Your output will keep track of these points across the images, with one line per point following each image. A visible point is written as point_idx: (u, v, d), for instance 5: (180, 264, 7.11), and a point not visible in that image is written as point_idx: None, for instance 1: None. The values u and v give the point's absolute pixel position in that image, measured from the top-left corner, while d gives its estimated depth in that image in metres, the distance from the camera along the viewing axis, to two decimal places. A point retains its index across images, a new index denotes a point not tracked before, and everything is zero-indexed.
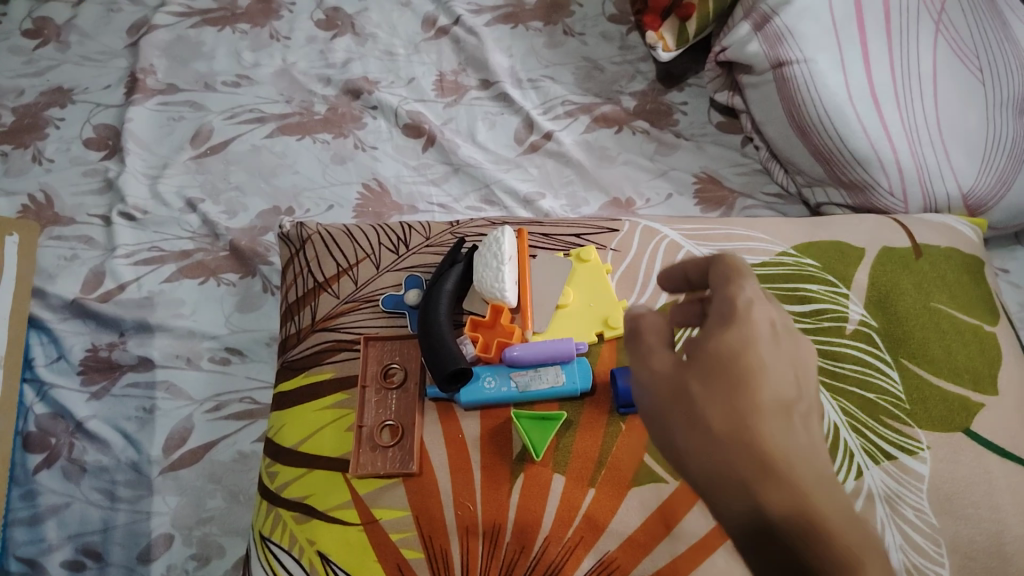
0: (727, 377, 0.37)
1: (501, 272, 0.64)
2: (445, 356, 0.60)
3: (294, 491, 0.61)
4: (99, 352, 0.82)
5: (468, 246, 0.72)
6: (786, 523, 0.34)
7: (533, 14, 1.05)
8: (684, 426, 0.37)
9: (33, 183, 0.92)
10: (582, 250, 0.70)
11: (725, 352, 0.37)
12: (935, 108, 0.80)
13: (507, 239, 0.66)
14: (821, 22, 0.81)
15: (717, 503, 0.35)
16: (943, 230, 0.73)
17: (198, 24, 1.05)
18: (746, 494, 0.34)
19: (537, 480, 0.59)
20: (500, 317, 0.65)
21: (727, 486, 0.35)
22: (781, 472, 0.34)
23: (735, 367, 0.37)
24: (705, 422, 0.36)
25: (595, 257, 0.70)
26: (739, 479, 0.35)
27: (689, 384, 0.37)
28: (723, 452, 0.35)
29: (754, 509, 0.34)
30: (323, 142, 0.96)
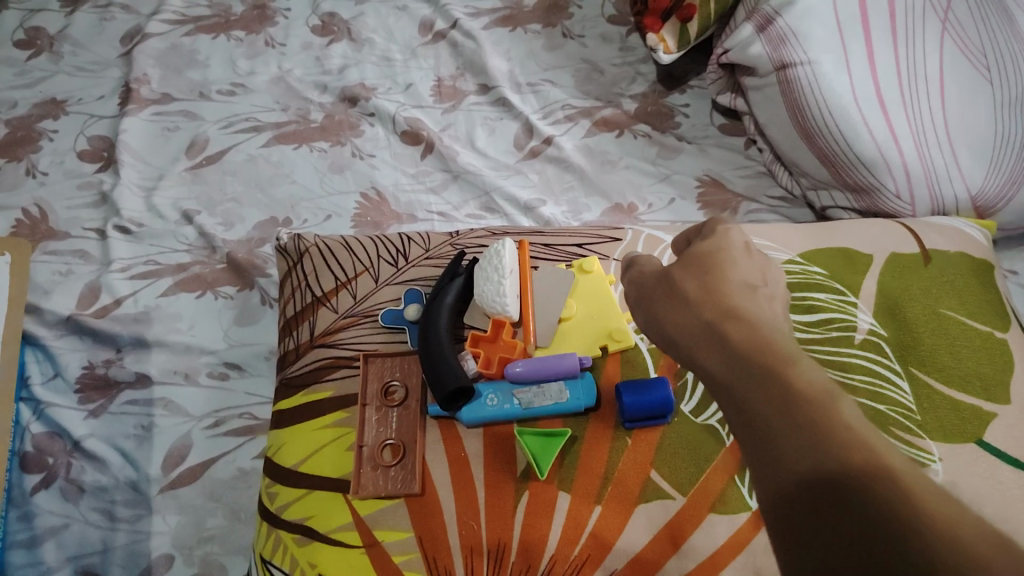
0: (695, 264, 0.51)
1: (502, 286, 0.63)
2: (446, 375, 0.59)
3: (295, 512, 0.60)
4: (96, 369, 0.81)
5: (468, 259, 0.70)
6: (740, 342, 0.44)
7: (532, 16, 1.04)
8: (663, 297, 0.50)
9: (27, 197, 0.91)
10: (585, 261, 0.69)
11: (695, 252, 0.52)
12: (941, 109, 0.79)
13: (508, 251, 0.65)
14: (825, 24, 0.80)
15: (685, 343, 0.47)
16: (953, 235, 0.71)
17: (192, 32, 1.04)
18: (708, 331, 0.46)
19: (542, 499, 0.58)
20: (502, 331, 0.63)
21: (693, 329, 0.47)
22: (735, 316, 0.46)
23: (710, 260, 0.51)
24: (679, 290, 0.50)
25: (598, 268, 0.69)
26: (702, 319, 0.47)
27: (674, 274, 0.51)
28: (690, 309, 0.48)
29: (713, 340, 0.45)
30: (320, 150, 0.95)
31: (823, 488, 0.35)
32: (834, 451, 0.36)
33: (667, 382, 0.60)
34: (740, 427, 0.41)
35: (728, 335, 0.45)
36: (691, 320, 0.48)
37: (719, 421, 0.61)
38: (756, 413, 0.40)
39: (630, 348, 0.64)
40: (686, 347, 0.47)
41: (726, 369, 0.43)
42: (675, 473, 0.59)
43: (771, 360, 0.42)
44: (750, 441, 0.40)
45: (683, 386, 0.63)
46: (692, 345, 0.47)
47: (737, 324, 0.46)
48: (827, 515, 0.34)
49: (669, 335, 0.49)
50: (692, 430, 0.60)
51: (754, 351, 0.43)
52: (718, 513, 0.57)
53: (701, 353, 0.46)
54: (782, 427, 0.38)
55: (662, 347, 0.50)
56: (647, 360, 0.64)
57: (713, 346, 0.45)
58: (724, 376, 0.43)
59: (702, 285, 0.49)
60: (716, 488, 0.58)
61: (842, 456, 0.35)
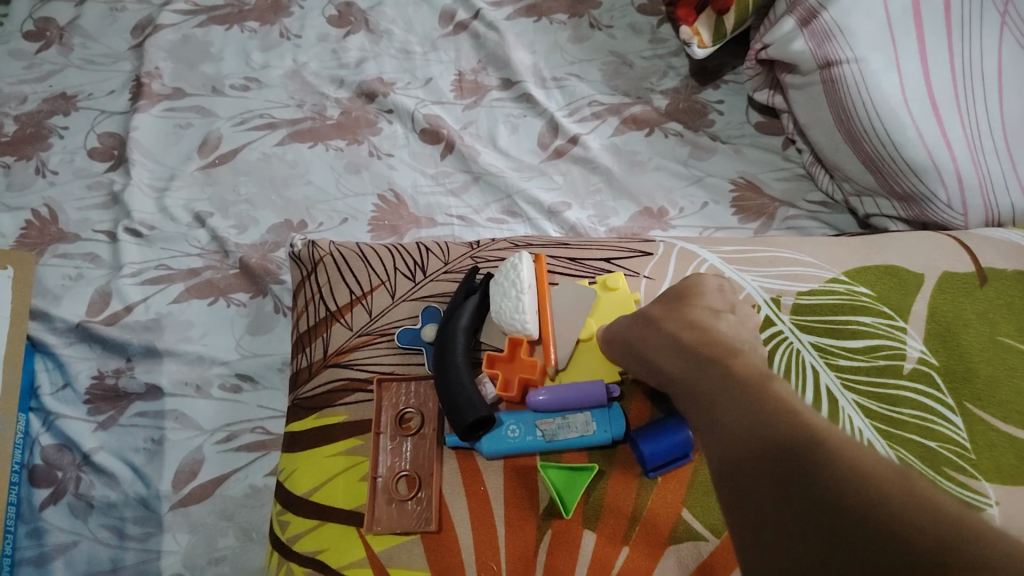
0: (669, 304, 0.56)
1: (521, 301, 0.59)
2: (464, 405, 0.55)
3: (306, 545, 0.57)
4: (106, 379, 0.78)
5: (483, 275, 0.66)
6: (695, 344, 0.50)
7: (558, 5, 0.99)
8: (639, 328, 0.55)
9: (36, 198, 0.88)
10: (611, 276, 0.65)
11: (670, 294, 0.57)
12: (998, 113, 0.73)
13: (526, 266, 0.61)
14: (873, 18, 0.74)
15: (657, 362, 0.51)
16: (1011, 250, 0.66)
17: (205, 23, 1.00)
18: (675, 350, 0.50)
19: (566, 537, 0.55)
20: (520, 350, 0.59)
21: (663, 349, 0.51)
22: (696, 333, 0.51)
23: (680, 290, 0.57)
24: (652, 320, 0.54)
25: (624, 285, 0.64)
26: (669, 340, 0.52)
27: (649, 307, 0.56)
28: (658, 326, 0.53)
29: (674, 355, 0.50)
30: (336, 149, 0.91)
31: (753, 446, 0.39)
32: (764, 418, 0.40)
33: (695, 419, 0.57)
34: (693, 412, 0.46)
35: (686, 345, 0.50)
36: (663, 344, 0.52)
37: None
38: (709, 399, 0.45)
39: None
40: (656, 365, 0.51)
41: (684, 372, 0.49)
42: (709, 512, 0.55)
43: (718, 360, 0.47)
44: (701, 425, 0.44)
45: None
46: (659, 361, 0.51)
47: (695, 335, 0.51)
48: (758, 465, 0.38)
49: (644, 358, 0.53)
50: None
51: (703, 359, 0.48)
52: None
53: (667, 366, 0.50)
54: (727, 406, 0.43)
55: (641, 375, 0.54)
56: None
57: (675, 362, 0.50)
58: (686, 382, 0.48)
59: (675, 315, 0.54)
60: None
61: (771, 420, 0.39)
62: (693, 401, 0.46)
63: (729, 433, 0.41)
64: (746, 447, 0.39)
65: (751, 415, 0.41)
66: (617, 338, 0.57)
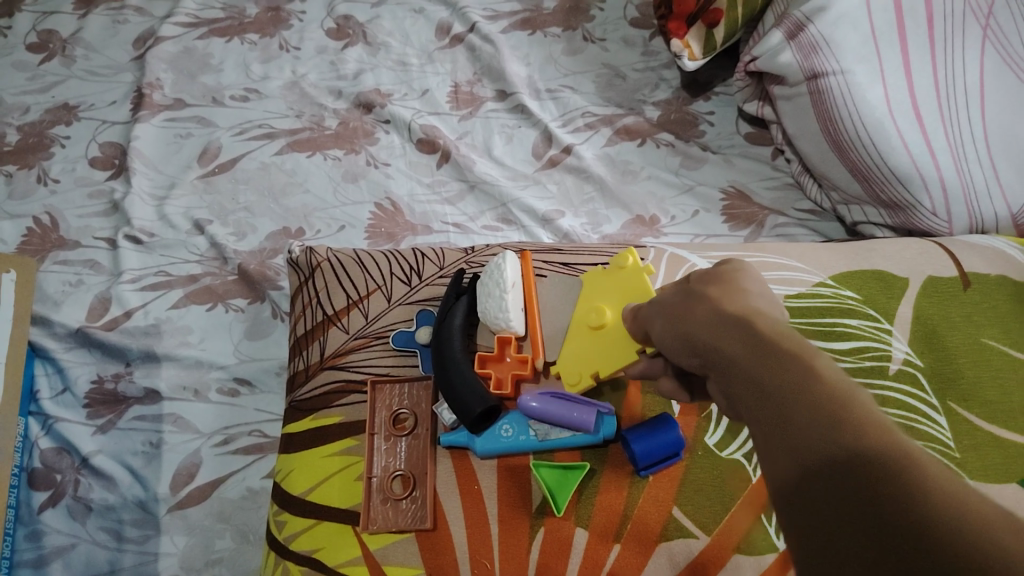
0: (716, 276, 0.47)
1: (505, 300, 0.60)
2: (472, 398, 0.56)
3: (302, 544, 0.58)
4: (105, 383, 0.79)
5: (469, 277, 0.68)
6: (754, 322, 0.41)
7: (552, 19, 1.01)
8: (683, 299, 0.46)
9: (37, 205, 0.90)
10: (618, 256, 0.62)
11: (717, 268, 0.48)
12: (982, 122, 0.75)
13: (509, 264, 0.62)
14: (859, 31, 0.76)
15: (698, 335, 0.43)
16: (996, 256, 0.67)
17: (206, 36, 1.02)
18: (721, 323, 0.42)
19: (559, 535, 0.56)
20: (508, 348, 0.61)
21: (714, 325, 0.42)
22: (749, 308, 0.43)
23: (723, 270, 0.48)
24: (700, 292, 0.46)
25: (632, 261, 0.61)
26: (715, 312, 0.43)
27: (692, 284, 0.47)
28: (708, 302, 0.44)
29: (720, 330, 0.42)
30: (334, 159, 0.93)
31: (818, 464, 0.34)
32: (836, 430, 0.34)
33: (676, 424, 0.57)
34: (736, 395, 0.39)
35: (741, 318, 0.42)
36: (710, 315, 0.43)
37: (745, 456, 0.58)
38: (757, 380, 0.38)
39: None
40: (695, 338, 0.43)
41: (729, 345, 0.41)
42: (699, 510, 0.56)
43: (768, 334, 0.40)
44: (747, 410, 0.38)
45: (706, 418, 0.60)
46: (699, 334, 0.43)
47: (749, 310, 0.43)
48: (829, 488, 0.33)
49: (687, 338, 0.44)
50: (716, 465, 0.58)
51: (753, 331, 0.40)
52: (743, 553, 0.55)
53: (707, 340, 0.42)
54: (785, 395, 0.37)
55: (675, 352, 0.45)
56: None
57: (720, 335, 0.42)
58: (729, 359, 0.40)
59: (727, 290, 0.45)
60: (742, 527, 0.56)
61: (846, 435, 0.34)
62: (736, 384, 0.39)
63: (790, 436, 0.35)
64: (809, 462, 0.34)
65: (819, 418, 0.35)
66: (657, 309, 0.48)
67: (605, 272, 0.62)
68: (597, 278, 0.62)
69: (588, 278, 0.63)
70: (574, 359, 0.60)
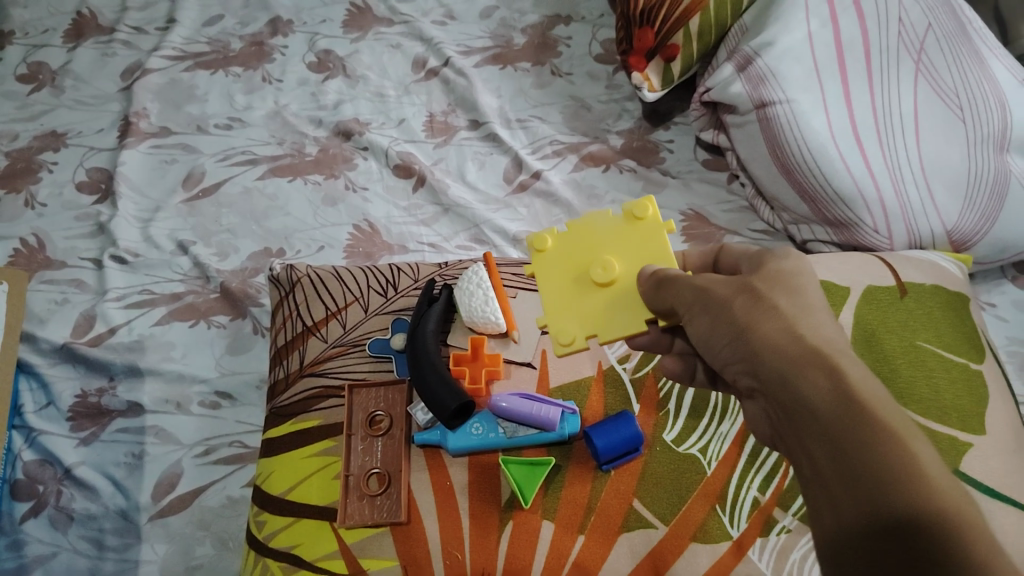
0: (781, 282, 0.46)
1: (490, 297, 0.66)
2: (449, 394, 0.60)
3: (282, 541, 0.61)
4: (89, 397, 0.82)
5: (441, 285, 0.72)
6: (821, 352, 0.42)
7: (522, 54, 1.07)
8: (747, 305, 0.45)
9: (24, 228, 0.93)
10: (637, 204, 0.57)
11: (778, 270, 0.47)
12: (917, 148, 0.80)
13: (485, 270, 0.68)
14: (802, 64, 0.83)
15: (762, 354, 0.43)
16: (929, 268, 0.73)
17: (191, 68, 1.06)
18: (789, 347, 0.43)
19: (526, 528, 0.59)
20: (482, 348, 0.65)
21: (779, 345, 0.43)
22: (817, 331, 0.44)
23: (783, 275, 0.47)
24: (770, 302, 0.45)
25: (653, 213, 0.56)
26: (787, 333, 0.43)
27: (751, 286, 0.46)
28: (776, 316, 0.44)
29: (790, 355, 0.42)
30: (314, 183, 0.97)
31: (872, 507, 0.37)
32: (900, 479, 0.37)
33: (634, 419, 0.62)
34: (796, 424, 0.41)
35: (814, 347, 0.42)
36: (778, 334, 0.43)
37: (700, 450, 0.62)
38: (825, 424, 0.40)
39: (612, 376, 0.66)
40: (758, 356, 0.44)
41: (800, 374, 0.42)
42: (657, 501, 0.60)
43: (839, 368, 0.41)
44: (806, 442, 0.41)
45: (664, 416, 0.64)
46: (764, 356, 0.43)
47: (818, 334, 0.43)
48: (879, 538, 0.36)
49: (747, 350, 0.44)
50: (673, 460, 0.62)
51: (825, 363, 0.41)
52: (699, 542, 0.58)
53: (773, 362, 0.43)
54: (852, 436, 0.38)
55: (727, 358, 0.46)
56: (629, 391, 0.65)
57: (789, 360, 0.42)
58: (801, 391, 0.41)
59: (799, 304, 0.45)
60: (698, 517, 0.59)
61: (904, 490, 0.36)
62: (800, 415, 0.41)
63: (850, 477, 0.38)
64: (862, 504, 0.37)
65: (880, 471, 0.37)
66: (701, 301, 0.47)
67: (617, 218, 0.57)
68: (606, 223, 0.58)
69: (597, 221, 0.58)
70: (570, 314, 0.56)
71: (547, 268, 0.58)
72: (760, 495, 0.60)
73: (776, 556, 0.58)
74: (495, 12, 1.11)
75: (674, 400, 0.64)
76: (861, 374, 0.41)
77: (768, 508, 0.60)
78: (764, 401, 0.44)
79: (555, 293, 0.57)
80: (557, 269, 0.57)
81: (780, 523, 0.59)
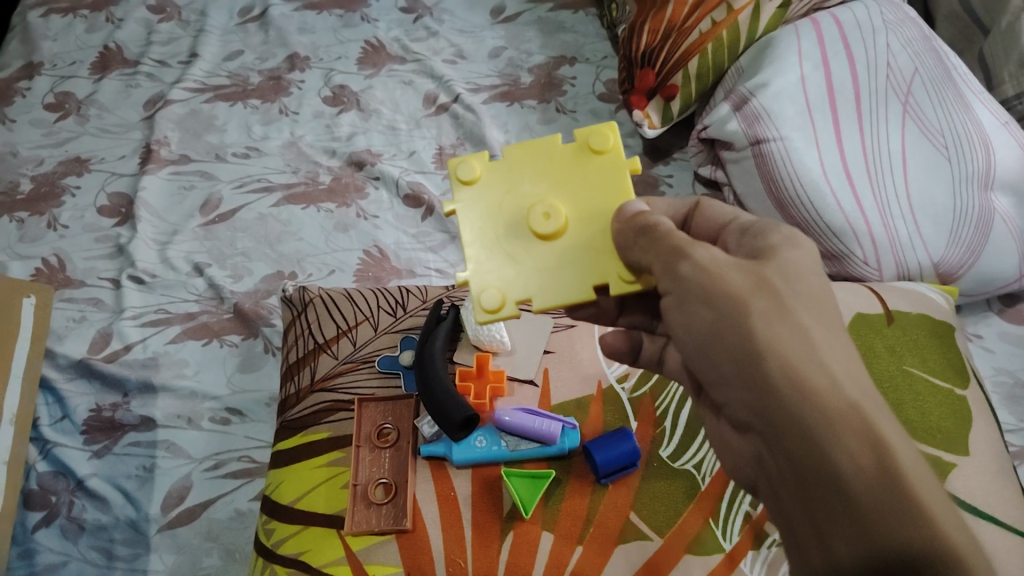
0: (805, 295, 0.43)
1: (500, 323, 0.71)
2: (456, 407, 0.63)
3: (290, 547, 0.63)
4: (103, 412, 0.84)
5: (448, 305, 0.75)
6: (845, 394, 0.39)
7: (528, 92, 1.12)
8: (765, 316, 0.41)
9: (47, 249, 0.96)
10: (596, 134, 0.55)
11: (795, 266, 0.44)
12: (905, 184, 0.84)
13: None
14: (796, 104, 0.87)
15: (783, 392, 0.39)
16: (916, 298, 0.76)
17: (211, 100, 1.11)
18: (815, 390, 0.39)
19: (526, 538, 0.61)
20: (486, 366, 0.69)
21: (806, 384, 0.39)
22: (843, 366, 0.41)
23: (804, 290, 0.43)
24: (795, 321, 0.41)
25: (612, 146, 0.55)
26: (815, 367, 0.40)
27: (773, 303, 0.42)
28: (799, 344, 0.41)
29: (817, 400, 0.39)
30: (327, 211, 1.01)
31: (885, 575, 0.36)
32: (923, 542, 0.36)
33: (631, 434, 0.64)
34: (806, 472, 0.39)
35: (844, 393, 0.39)
36: (803, 369, 0.40)
37: (695, 466, 0.64)
38: (847, 482, 0.37)
39: (610, 395, 0.69)
40: (773, 389, 0.40)
41: (827, 422, 0.38)
42: (652, 514, 0.62)
43: (874, 425, 0.38)
44: (814, 501, 0.38)
45: (661, 432, 0.66)
46: (783, 394, 0.39)
47: (846, 373, 0.40)
48: None
49: (761, 384, 0.40)
50: (668, 474, 0.64)
51: (853, 411, 0.39)
52: (694, 553, 0.60)
53: (791, 403, 0.39)
54: (877, 508, 0.37)
55: (733, 389, 0.42)
56: (627, 409, 0.68)
57: (814, 402, 0.39)
58: (824, 442, 0.38)
59: (821, 326, 0.42)
60: (692, 530, 0.61)
61: (919, 553, 0.36)
62: (816, 473, 0.38)
63: (868, 539, 0.36)
64: None
65: (904, 533, 0.36)
66: (705, 296, 0.43)
67: (572, 149, 0.56)
68: (560, 154, 0.56)
69: (548, 153, 0.56)
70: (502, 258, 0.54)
71: (478, 200, 0.56)
72: (753, 510, 0.62)
73: (767, 569, 0.60)
74: (503, 52, 1.16)
75: (670, 418, 0.67)
76: (892, 431, 0.39)
77: (760, 522, 0.61)
78: (762, 439, 0.41)
79: (486, 234, 0.55)
80: (492, 207, 0.56)
81: (771, 536, 0.61)
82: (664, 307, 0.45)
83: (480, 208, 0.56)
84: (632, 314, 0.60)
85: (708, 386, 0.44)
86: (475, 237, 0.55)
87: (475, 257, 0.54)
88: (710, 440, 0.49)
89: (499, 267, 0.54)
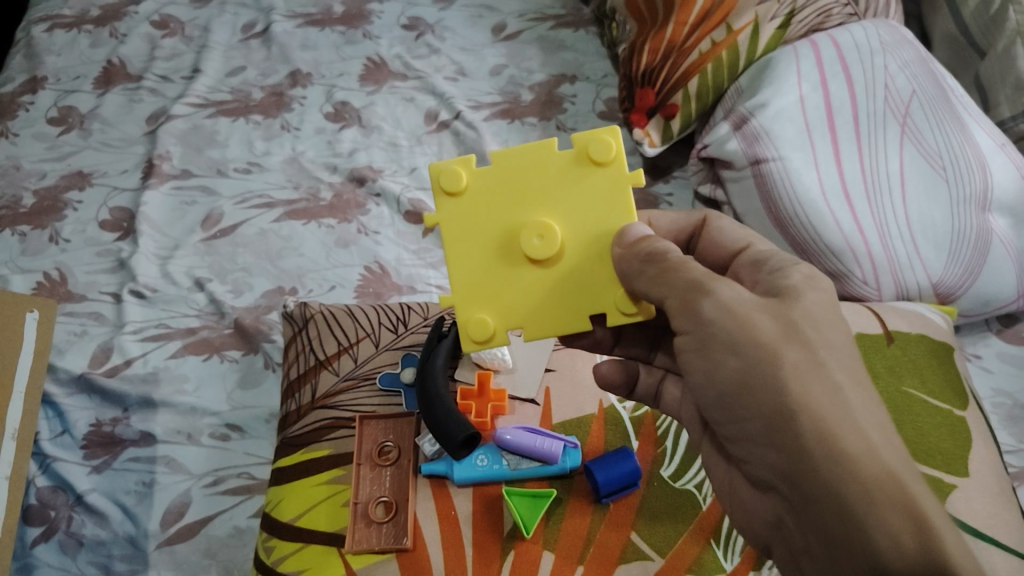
0: (840, 355, 0.45)
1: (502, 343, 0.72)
2: (456, 424, 0.62)
3: (290, 565, 0.63)
4: (103, 426, 0.84)
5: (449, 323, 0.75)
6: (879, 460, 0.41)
7: (529, 110, 1.13)
8: (797, 372, 0.43)
9: (48, 262, 0.97)
10: (598, 144, 0.54)
11: (821, 312, 0.46)
12: (904, 206, 0.84)
13: None
14: (796, 124, 0.88)
15: (815, 453, 0.41)
16: (916, 319, 0.76)
17: (214, 115, 1.12)
18: (849, 453, 0.41)
19: (527, 558, 0.61)
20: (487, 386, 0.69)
21: (839, 447, 0.41)
22: (877, 430, 0.42)
23: (835, 347, 0.45)
24: (829, 380, 0.43)
25: (614, 156, 0.54)
26: (852, 431, 0.42)
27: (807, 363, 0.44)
28: (834, 407, 0.42)
29: (853, 466, 0.41)
30: (328, 226, 1.01)
31: None
32: None
33: (633, 454, 0.64)
34: (835, 534, 0.40)
35: (880, 459, 0.41)
36: (836, 432, 0.42)
37: (696, 486, 0.65)
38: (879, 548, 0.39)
39: (611, 414, 0.69)
40: (804, 451, 0.42)
41: (861, 486, 0.40)
42: (654, 534, 0.62)
43: (912, 496, 0.40)
44: (844, 568, 0.40)
45: (662, 452, 0.66)
46: (816, 457, 0.41)
47: (883, 441, 0.42)
48: None
49: (793, 444, 0.42)
50: (669, 494, 0.64)
51: (887, 477, 0.40)
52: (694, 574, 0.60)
53: (824, 466, 0.41)
54: None
55: (765, 448, 0.44)
56: (628, 428, 0.68)
57: (847, 465, 0.41)
58: (857, 506, 0.40)
59: (855, 388, 0.44)
60: (692, 551, 0.61)
61: None
62: (851, 542, 0.40)
63: None
64: None
65: None
66: (732, 344, 0.44)
67: (572, 157, 0.55)
68: (558, 161, 0.55)
69: (545, 161, 0.55)
70: (496, 284, 0.55)
71: (473, 215, 0.55)
72: None
73: None
74: (504, 70, 1.17)
75: (671, 438, 0.67)
76: (930, 503, 0.40)
77: None
78: (788, 499, 0.43)
79: (480, 255, 0.55)
80: (485, 224, 0.55)
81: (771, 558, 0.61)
82: (683, 350, 0.47)
83: (467, 224, 0.55)
84: (630, 347, 0.62)
85: (734, 440, 0.46)
86: (470, 257, 0.55)
87: (469, 282, 0.55)
88: (730, 494, 0.51)
89: (491, 294, 0.55)
